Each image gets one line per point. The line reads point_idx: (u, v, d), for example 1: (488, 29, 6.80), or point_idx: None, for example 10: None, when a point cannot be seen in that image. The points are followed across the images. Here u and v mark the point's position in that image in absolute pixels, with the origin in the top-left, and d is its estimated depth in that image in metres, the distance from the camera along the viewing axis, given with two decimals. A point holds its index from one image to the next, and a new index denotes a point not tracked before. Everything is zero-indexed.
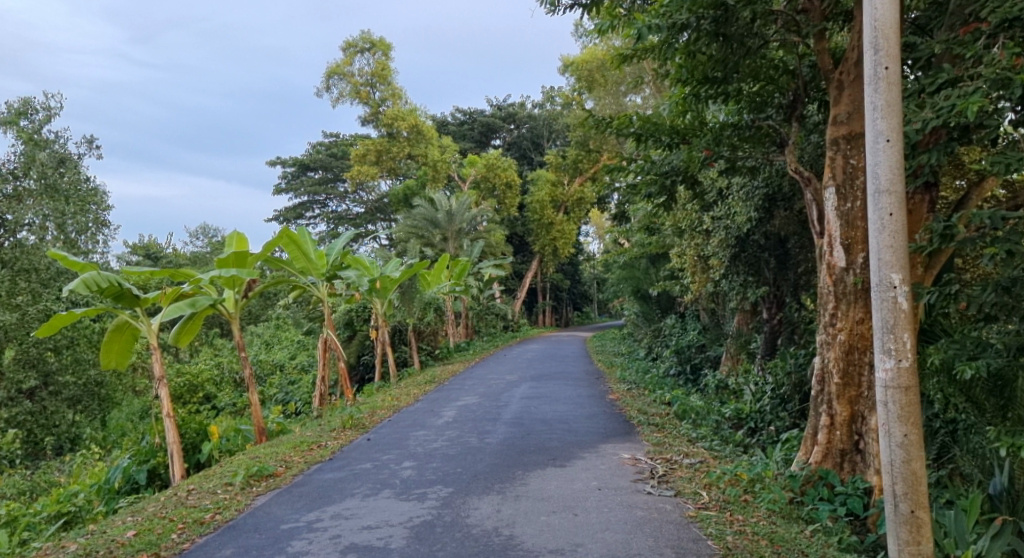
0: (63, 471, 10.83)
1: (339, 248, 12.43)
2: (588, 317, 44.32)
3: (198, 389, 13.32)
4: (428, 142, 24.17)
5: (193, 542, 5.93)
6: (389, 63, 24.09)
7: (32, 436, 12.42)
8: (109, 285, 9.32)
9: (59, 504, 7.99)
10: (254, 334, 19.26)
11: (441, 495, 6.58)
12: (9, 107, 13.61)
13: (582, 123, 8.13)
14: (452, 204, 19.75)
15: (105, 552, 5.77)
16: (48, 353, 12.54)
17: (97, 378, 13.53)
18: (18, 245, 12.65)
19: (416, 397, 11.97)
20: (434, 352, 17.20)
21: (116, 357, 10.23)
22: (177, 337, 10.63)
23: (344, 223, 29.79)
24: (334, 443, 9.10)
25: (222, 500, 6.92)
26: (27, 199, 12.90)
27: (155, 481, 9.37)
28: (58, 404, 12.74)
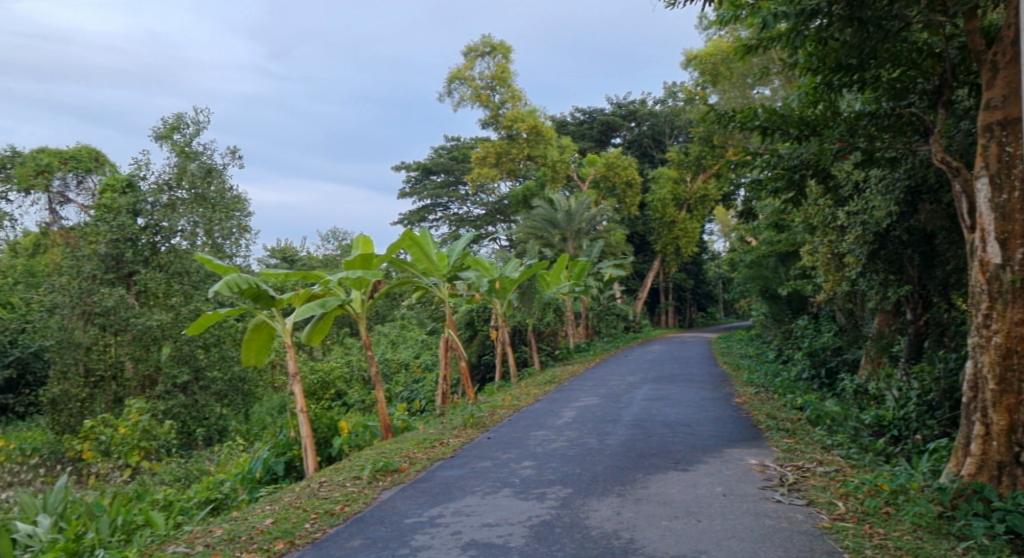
0: (211, 460, 11.51)
1: (460, 249, 12.60)
2: (713, 318, 43.13)
3: (330, 386, 13.96)
4: (547, 142, 24.21)
5: (325, 532, 6.13)
6: (510, 65, 24.32)
7: (186, 427, 13.21)
8: (249, 286, 9.82)
9: (208, 491, 8.52)
10: (380, 334, 19.79)
11: (561, 495, 6.52)
12: (164, 123, 14.64)
13: (703, 119, 7.89)
14: (571, 204, 19.73)
15: (246, 537, 6.06)
16: (199, 351, 13.33)
17: (241, 374, 13.96)
18: (172, 250, 13.89)
19: (536, 397, 11.97)
20: (554, 353, 17.20)
21: (256, 355, 10.77)
22: (310, 336, 11.09)
23: (465, 225, 30.28)
24: (456, 441, 9.22)
25: (352, 493, 7.13)
26: (181, 207, 14.14)
27: (292, 472, 9.79)
28: (209, 398, 13.45)
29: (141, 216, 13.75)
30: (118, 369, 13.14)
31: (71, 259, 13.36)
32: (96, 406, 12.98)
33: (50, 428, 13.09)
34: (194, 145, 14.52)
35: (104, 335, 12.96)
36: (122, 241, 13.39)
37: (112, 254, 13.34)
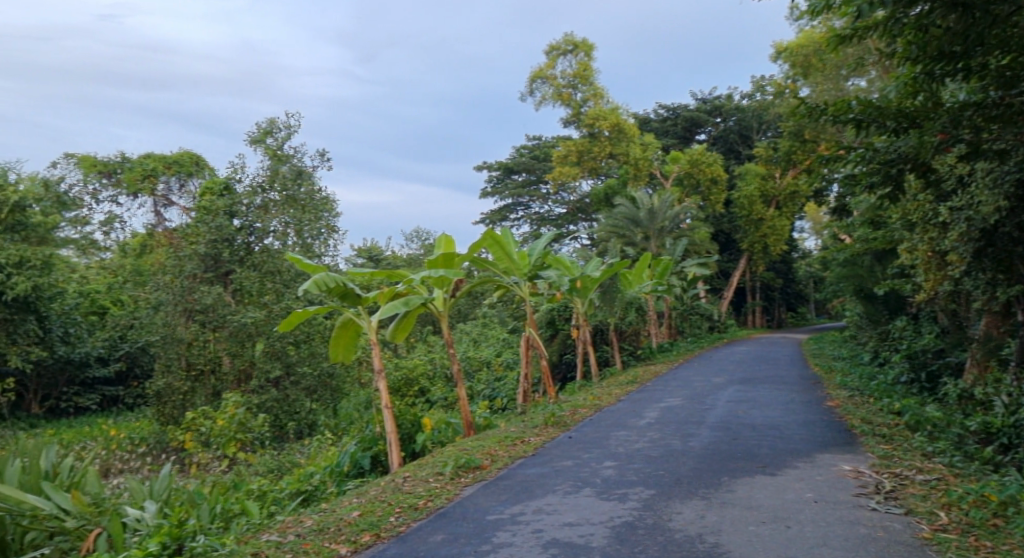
0: (302, 453, 11.88)
1: (541, 248, 12.62)
2: (804, 319, 41.79)
3: (414, 383, 14.23)
4: (630, 140, 24.01)
5: (409, 525, 6.25)
6: (592, 63, 24.23)
7: (278, 421, 13.68)
8: (336, 285, 10.07)
9: (299, 483, 8.81)
10: (463, 333, 20.00)
11: (643, 497, 6.45)
12: (259, 128, 15.20)
13: (793, 113, 7.69)
14: (654, 202, 19.53)
15: (334, 528, 6.23)
16: (290, 347, 13.78)
17: (329, 369, 14.28)
18: (266, 249, 14.39)
19: (618, 397, 11.87)
20: (637, 353, 17.02)
21: (344, 351, 11.06)
22: (394, 333, 11.31)
23: (547, 224, 30.29)
24: (537, 439, 9.25)
25: (435, 488, 7.25)
26: (273, 208, 14.66)
27: (377, 466, 10.01)
28: (299, 394, 13.83)
29: (237, 217, 14.43)
30: (217, 364, 13.80)
31: (174, 258, 14.15)
32: (197, 399, 13.74)
33: (156, 419, 13.97)
34: (286, 148, 14.98)
35: (204, 331, 13.70)
36: (220, 242, 14.10)
37: (211, 254, 14.07)
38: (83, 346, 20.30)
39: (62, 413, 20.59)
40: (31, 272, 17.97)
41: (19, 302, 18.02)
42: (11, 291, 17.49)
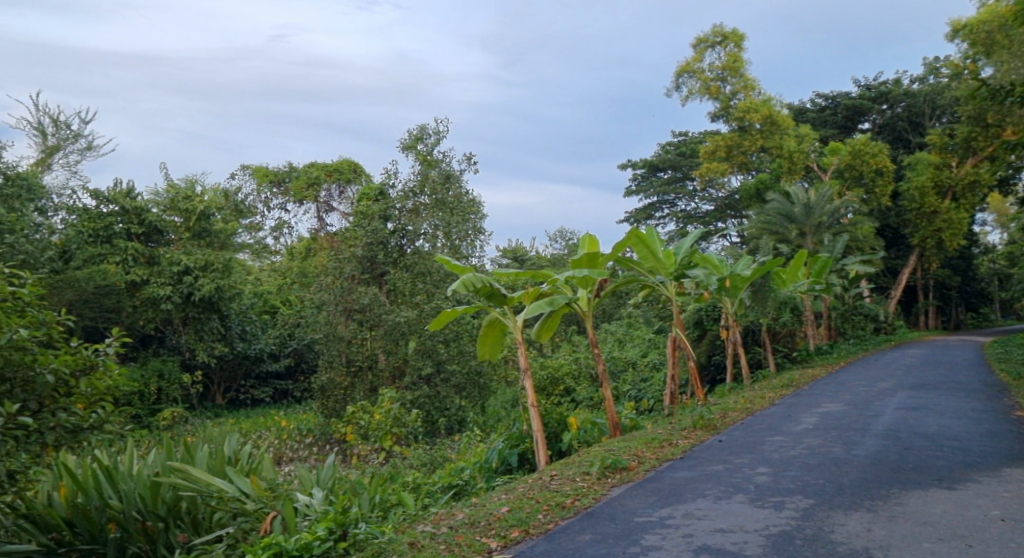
0: (453, 448, 12.20)
1: (687, 247, 12.32)
2: (985, 321, 38.36)
3: (559, 382, 14.30)
4: (783, 132, 23.04)
5: (557, 524, 6.27)
6: (742, 54, 23.45)
7: (430, 416, 14.14)
8: (483, 284, 10.30)
9: (450, 477, 9.06)
10: (608, 332, 19.87)
11: (801, 506, 6.15)
12: (410, 134, 15.76)
13: (973, 96, 7.07)
14: (811, 196, 18.64)
15: (485, 522, 6.35)
16: (440, 345, 14.16)
17: (478, 367, 14.57)
18: (416, 251, 14.94)
19: (772, 401, 11.38)
20: (792, 355, 16.27)
21: (490, 349, 11.27)
22: (539, 333, 11.37)
23: (694, 222, 29.58)
24: (686, 442, 9.03)
25: (581, 488, 7.23)
26: (423, 211, 15.13)
27: (525, 464, 10.10)
28: (449, 390, 14.22)
29: (390, 221, 15.00)
30: (374, 361, 14.48)
31: (335, 261, 14.95)
32: (355, 393, 14.53)
33: (320, 412, 14.92)
34: (435, 153, 15.44)
35: (362, 330, 14.43)
36: (376, 244, 14.77)
37: (368, 256, 14.78)
38: (257, 343, 21.86)
39: (241, 405, 22.25)
40: (214, 275, 19.53)
41: (203, 302, 19.65)
42: (197, 292, 19.15)
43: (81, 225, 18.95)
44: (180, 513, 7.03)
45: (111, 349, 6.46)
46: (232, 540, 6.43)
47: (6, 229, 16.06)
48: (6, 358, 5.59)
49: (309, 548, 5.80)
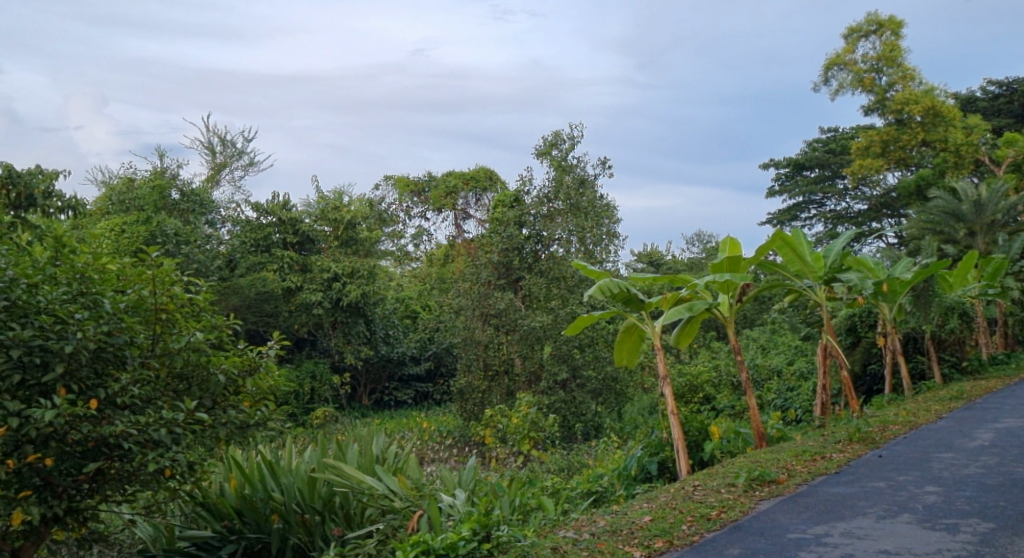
0: (591, 454, 12.10)
1: (838, 249, 11.66)
2: None
3: (698, 390, 13.82)
4: (949, 123, 21.53)
5: (703, 536, 6.07)
6: (900, 42, 22.13)
7: (567, 422, 14.11)
8: (620, 290, 10.17)
9: (589, 483, 8.98)
10: (750, 339, 19.15)
11: (978, 530, 5.66)
12: (545, 140, 15.85)
13: None
14: (982, 192, 17.21)
15: (628, 531, 6.24)
16: (575, 350, 14.17)
17: (614, 373, 14.41)
18: (551, 256, 14.93)
19: (938, 414, 10.57)
20: (960, 365, 15.06)
21: (627, 355, 11.08)
22: (678, 339, 11.09)
23: (844, 222, 28.10)
24: (840, 456, 8.54)
25: (728, 499, 6.97)
26: (558, 217, 15.09)
27: (665, 473, 9.80)
28: (585, 396, 14.16)
29: (525, 227, 14.98)
30: (510, 365, 14.67)
31: (472, 267, 15.17)
32: (493, 397, 14.77)
33: (460, 414, 15.24)
34: (570, 158, 15.44)
35: (498, 335, 14.64)
36: (511, 251, 14.84)
37: (503, 262, 14.88)
38: (399, 347, 22.58)
39: (385, 406, 23.11)
40: (360, 281, 20.29)
41: (351, 307, 20.55)
42: (345, 298, 20.03)
43: (245, 235, 20.43)
44: (334, 508, 7.29)
45: (273, 351, 6.86)
46: (383, 536, 6.58)
47: (182, 241, 17.59)
48: (184, 358, 6.03)
49: (455, 548, 5.88)
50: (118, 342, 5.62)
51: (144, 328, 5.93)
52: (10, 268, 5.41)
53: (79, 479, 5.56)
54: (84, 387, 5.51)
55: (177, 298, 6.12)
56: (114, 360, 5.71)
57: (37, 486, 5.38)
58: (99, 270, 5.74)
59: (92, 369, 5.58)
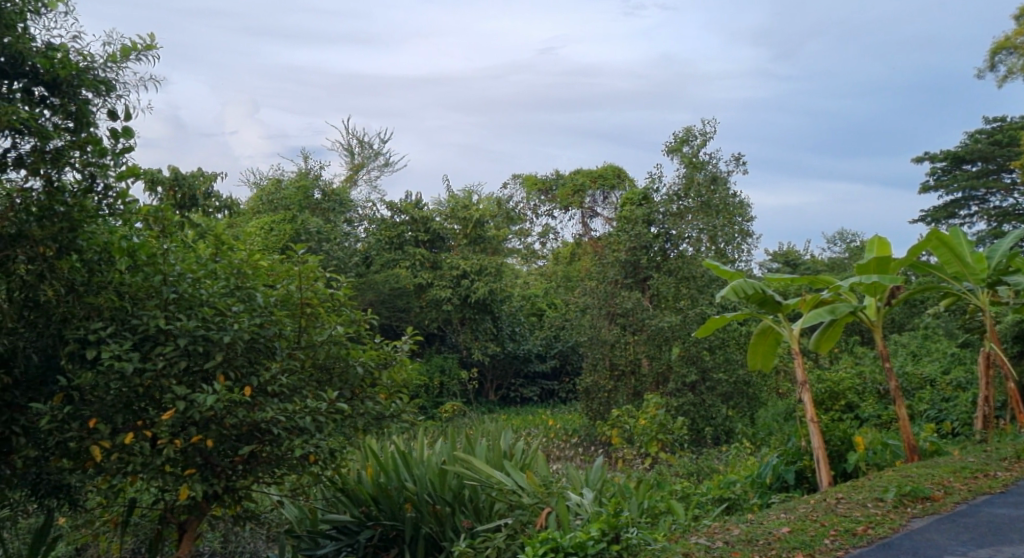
0: (721, 460, 11.70)
1: (1005, 249, 10.71)
2: None
3: (839, 397, 12.67)
4: None
5: (848, 551, 5.70)
6: None
7: (696, 425, 13.72)
8: (755, 291, 9.75)
9: (721, 489, 8.66)
10: (900, 345, 17.98)
11: None
12: (675, 136, 15.49)
13: None
14: None
15: (765, 542, 5.95)
16: (705, 352, 13.74)
17: (747, 377, 13.89)
18: (681, 255, 14.53)
19: None
20: None
21: (762, 359, 10.56)
22: (818, 344, 10.52)
23: (1011, 220, 25.90)
24: (1006, 475, 7.84)
25: (875, 515, 6.53)
26: (688, 214, 14.75)
27: (803, 484, 9.28)
28: (716, 399, 13.71)
29: (654, 225, 14.68)
30: (637, 366, 14.44)
31: (599, 265, 15.03)
32: (619, 397, 14.58)
33: (585, 413, 15.15)
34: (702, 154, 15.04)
35: (625, 334, 14.41)
36: (639, 249, 14.57)
37: (631, 261, 14.63)
38: (525, 344, 22.69)
39: (511, 402, 23.30)
40: (488, 279, 20.53)
41: (478, 304, 20.89)
42: (472, 295, 20.36)
43: (379, 234, 21.21)
44: (464, 500, 7.38)
45: (407, 346, 7.01)
46: (511, 531, 6.62)
47: (323, 239, 18.47)
48: (326, 350, 6.29)
49: (584, 547, 5.80)
50: (268, 333, 5.89)
51: (291, 322, 6.21)
52: (178, 263, 5.77)
53: (235, 460, 5.84)
54: (239, 375, 5.77)
55: (320, 294, 6.40)
56: (265, 350, 5.96)
57: (199, 465, 5.70)
58: (252, 265, 6.12)
59: (246, 358, 5.81)
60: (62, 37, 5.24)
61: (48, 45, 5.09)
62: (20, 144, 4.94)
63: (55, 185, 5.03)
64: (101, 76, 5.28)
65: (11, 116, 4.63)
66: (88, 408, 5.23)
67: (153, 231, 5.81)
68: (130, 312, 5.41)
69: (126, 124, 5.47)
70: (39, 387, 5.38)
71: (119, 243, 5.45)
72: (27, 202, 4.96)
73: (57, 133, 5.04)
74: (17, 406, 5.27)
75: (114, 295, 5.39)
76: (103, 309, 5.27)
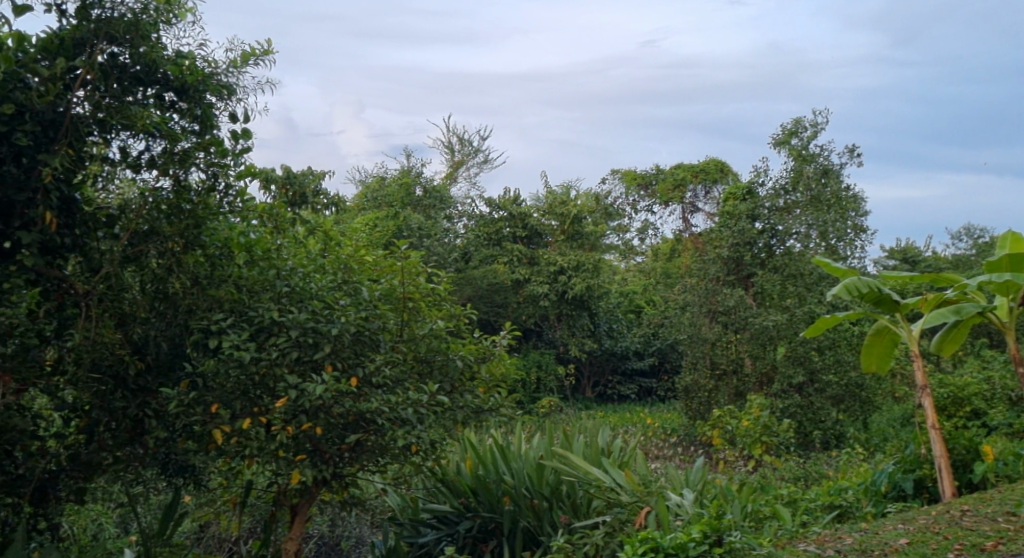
0: (831, 465, 11.24)
1: None
2: None
3: (963, 403, 11.87)
4: None
5: None
6: None
7: (803, 428, 13.26)
8: (870, 289, 9.29)
9: (831, 496, 8.31)
10: None
11: None
12: (783, 129, 14.95)
13: None
14: None
15: (880, 553, 5.68)
16: (813, 352, 13.22)
17: (859, 380, 13.25)
18: (788, 252, 14.01)
19: None
20: None
21: (877, 361, 10.07)
22: (940, 345, 9.95)
23: None
24: None
25: (1006, 530, 6.11)
26: (796, 209, 14.18)
27: (923, 493, 8.73)
28: (824, 402, 13.19)
29: (758, 220, 14.27)
30: (739, 365, 14.11)
31: (700, 262, 14.77)
32: (720, 397, 14.24)
33: (685, 413, 14.89)
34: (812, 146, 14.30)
35: (727, 333, 14.08)
36: (743, 245, 14.23)
37: (733, 258, 14.34)
38: (623, 341, 22.47)
39: (609, 399, 23.13)
40: (585, 275, 20.47)
41: (576, 299, 20.84)
42: (570, 290, 20.33)
43: (478, 230, 21.46)
44: (562, 496, 7.39)
45: (505, 341, 7.07)
46: (609, 529, 6.56)
47: (424, 234, 18.84)
48: (427, 343, 6.42)
49: (685, 548, 5.70)
50: (373, 326, 6.05)
51: (394, 315, 6.37)
52: (290, 258, 6.02)
53: (342, 449, 6.00)
54: (345, 366, 5.91)
55: (423, 288, 6.50)
56: (370, 342, 6.09)
57: (309, 451, 5.88)
58: (358, 260, 6.33)
59: (353, 349, 5.97)
60: (188, 43, 5.43)
61: (177, 51, 5.29)
62: (151, 147, 5.20)
63: (183, 184, 5.30)
64: (223, 80, 5.55)
65: (145, 120, 4.92)
66: (211, 394, 5.50)
67: (268, 227, 5.95)
68: (247, 304, 5.66)
69: (245, 125, 5.69)
70: (167, 372, 5.65)
71: (237, 238, 5.67)
72: (158, 201, 5.23)
73: (185, 134, 5.29)
74: (149, 390, 5.52)
75: (233, 287, 5.64)
76: (223, 301, 5.50)
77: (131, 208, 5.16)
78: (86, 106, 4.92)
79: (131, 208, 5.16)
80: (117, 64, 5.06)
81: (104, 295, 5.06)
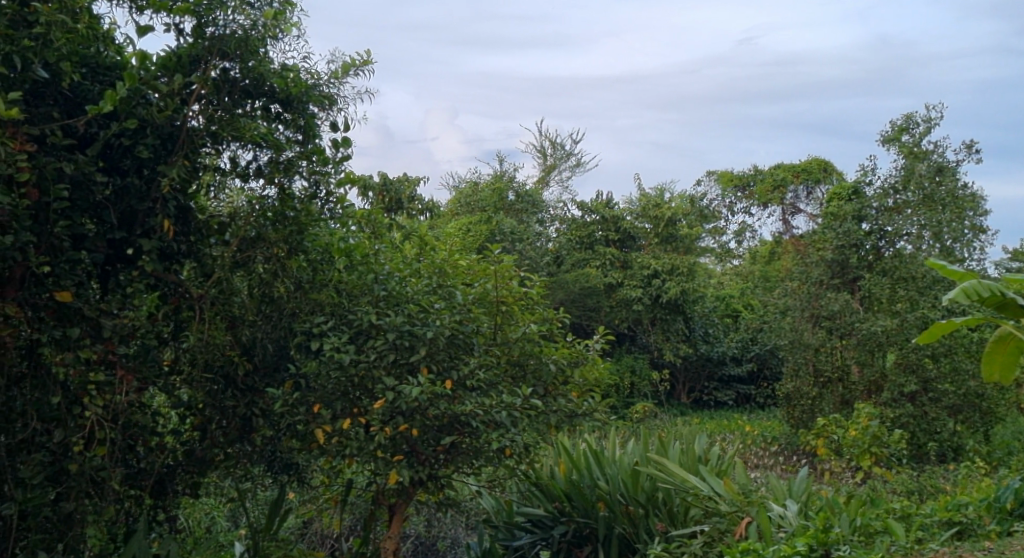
0: (948, 479, 10.59)
1: None
2: None
3: None
4: None
5: None
6: None
7: (916, 439, 12.61)
8: (992, 294, 8.70)
9: (949, 511, 7.84)
10: None
11: None
12: (893, 125, 14.25)
13: None
14: None
15: None
16: (927, 360, 12.49)
17: (979, 389, 12.40)
18: (897, 254, 13.35)
19: None
20: None
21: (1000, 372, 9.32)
22: None
23: None
24: None
25: None
26: (908, 209, 13.41)
27: None
28: (940, 412, 12.45)
29: (865, 222, 13.76)
30: (845, 372, 13.47)
31: (802, 265, 14.29)
32: (825, 405, 13.67)
33: (787, 421, 14.39)
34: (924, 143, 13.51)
35: (832, 339, 13.51)
36: (847, 247, 13.73)
37: (839, 260, 13.82)
38: (720, 345, 21.93)
39: (706, 405, 22.59)
40: (680, 279, 20.09)
41: (671, 304, 20.48)
42: (665, 295, 20.01)
43: (571, 233, 21.42)
44: (658, 503, 7.21)
45: (598, 345, 6.96)
46: (708, 538, 6.43)
47: (517, 238, 18.92)
48: (520, 347, 6.43)
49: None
50: (468, 329, 6.09)
51: (488, 319, 6.38)
52: (387, 263, 6.12)
53: (438, 449, 6.09)
54: (441, 368, 5.96)
55: (516, 292, 6.50)
56: (464, 345, 6.11)
57: (406, 452, 5.98)
58: (453, 265, 6.35)
59: (447, 352, 6.00)
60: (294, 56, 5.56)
61: (283, 64, 5.44)
62: (259, 156, 5.38)
63: (288, 192, 5.47)
64: (326, 91, 5.69)
65: (253, 130, 5.13)
66: (313, 395, 5.67)
67: (366, 233, 6.04)
68: (347, 308, 5.82)
69: (345, 133, 5.81)
70: (272, 373, 5.79)
71: (338, 244, 5.71)
72: (264, 209, 5.40)
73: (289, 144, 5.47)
74: (257, 390, 5.67)
75: (334, 291, 5.79)
76: (325, 304, 5.70)
77: (240, 216, 5.32)
78: (201, 119, 5.10)
79: (241, 216, 5.33)
80: (228, 78, 5.24)
81: (217, 298, 5.23)
